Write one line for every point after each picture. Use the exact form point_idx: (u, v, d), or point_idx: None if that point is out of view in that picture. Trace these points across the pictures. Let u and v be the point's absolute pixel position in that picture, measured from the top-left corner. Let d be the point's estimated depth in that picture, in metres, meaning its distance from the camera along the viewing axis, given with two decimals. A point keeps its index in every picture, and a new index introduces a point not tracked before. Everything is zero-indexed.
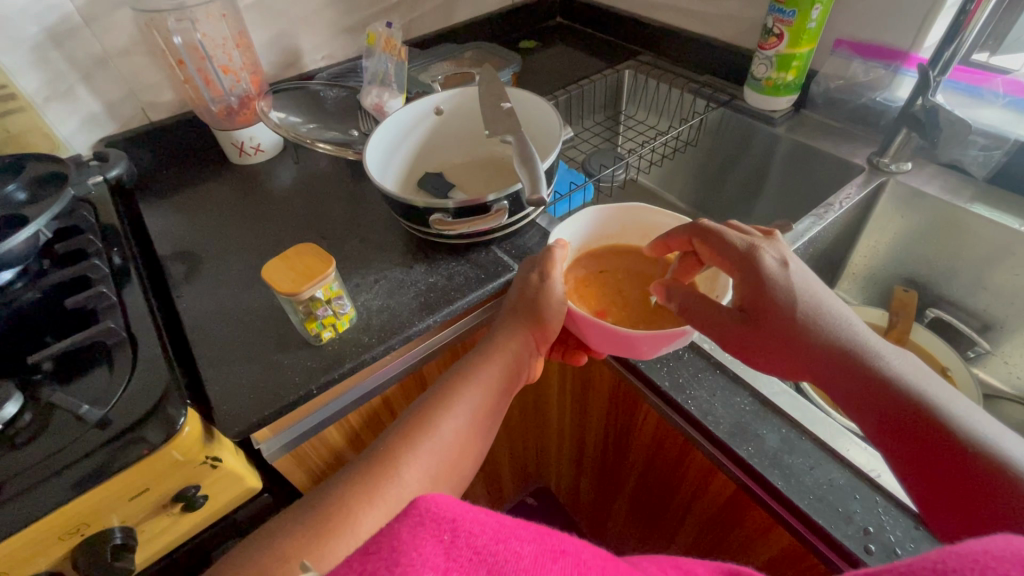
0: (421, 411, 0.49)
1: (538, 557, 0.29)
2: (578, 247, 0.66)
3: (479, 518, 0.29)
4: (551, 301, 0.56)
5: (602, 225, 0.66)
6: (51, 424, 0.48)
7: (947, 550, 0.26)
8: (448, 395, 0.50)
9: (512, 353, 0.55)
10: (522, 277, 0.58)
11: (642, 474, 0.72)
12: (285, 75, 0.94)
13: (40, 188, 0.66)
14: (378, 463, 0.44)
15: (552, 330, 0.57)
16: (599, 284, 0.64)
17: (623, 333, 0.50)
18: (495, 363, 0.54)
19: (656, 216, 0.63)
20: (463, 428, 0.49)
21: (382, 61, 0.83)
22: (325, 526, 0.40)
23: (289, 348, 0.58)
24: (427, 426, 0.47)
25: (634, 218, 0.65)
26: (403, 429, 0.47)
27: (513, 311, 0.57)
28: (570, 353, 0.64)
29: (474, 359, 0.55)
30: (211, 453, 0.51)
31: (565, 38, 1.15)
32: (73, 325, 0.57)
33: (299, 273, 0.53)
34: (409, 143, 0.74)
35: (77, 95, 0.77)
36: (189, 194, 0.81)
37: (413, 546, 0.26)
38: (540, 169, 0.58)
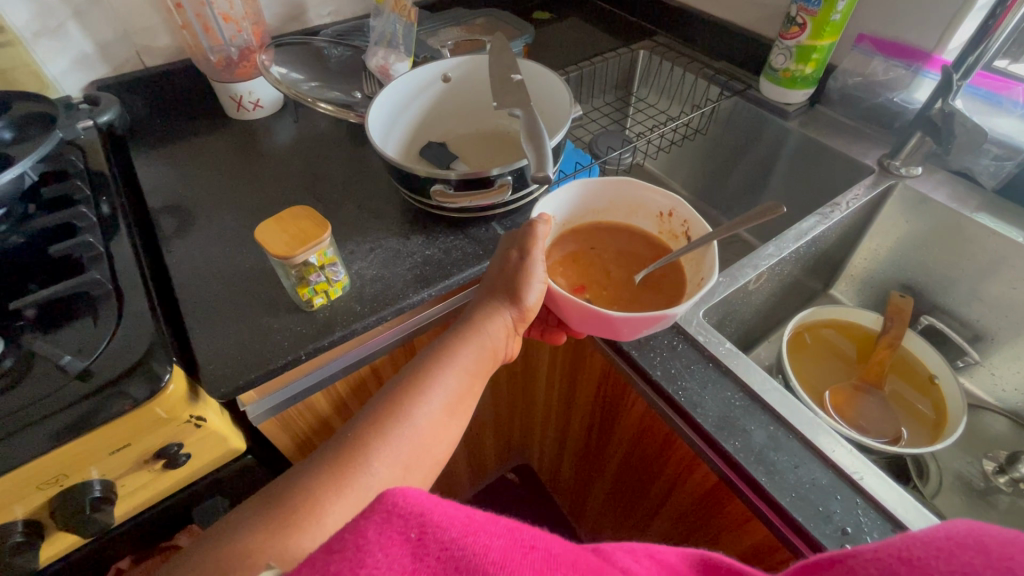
0: (393, 395, 0.48)
1: (508, 552, 0.29)
2: (562, 223, 0.64)
3: (449, 511, 0.29)
4: (530, 278, 0.54)
5: (589, 200, 0.64)
6: (33, 372, 0.48)
7: (910, 537, 0.29)
8: (422, 380, 0.49)
9: (491, 332, 0.54)
10: (503, 252, 0.57)
11: (625, 459, 0.73)
12: (289, 29, 0.90)
13: (28, 128, 0.64)
14: (345, 456, 0.43)
15: (532, 310, 0.56)
16: (584, 261, 0.63)
17: (608, 317, 0.50)
18: (472, 345, 0.53)
19: (645, 193, 0.63)
20: (438, 416, 0.48)
21: (390, 22, 0.81)
22: (289, 525, 0.39)
23: (279, 314, 0.57)
24: (398, 417, 0.46)
25: (621, 194, 0.64)
26: (371, 417, 0.46)
27: (493, 287, 0.56)
28: (548, 331, 0.65)
29: (451, 341, 0.53)
30: (195, 413, 0.51)
31: (581, 11, 1.11)
32: (59, 273, 0.56)
33: (294, 236, 0.52)
34: (414, 109, 0.71)
35: (68, 32, 0.73)
36: (183, 147, 0.78)
37: (378, 546, 0.27)
38: (547, 146, 0.55)
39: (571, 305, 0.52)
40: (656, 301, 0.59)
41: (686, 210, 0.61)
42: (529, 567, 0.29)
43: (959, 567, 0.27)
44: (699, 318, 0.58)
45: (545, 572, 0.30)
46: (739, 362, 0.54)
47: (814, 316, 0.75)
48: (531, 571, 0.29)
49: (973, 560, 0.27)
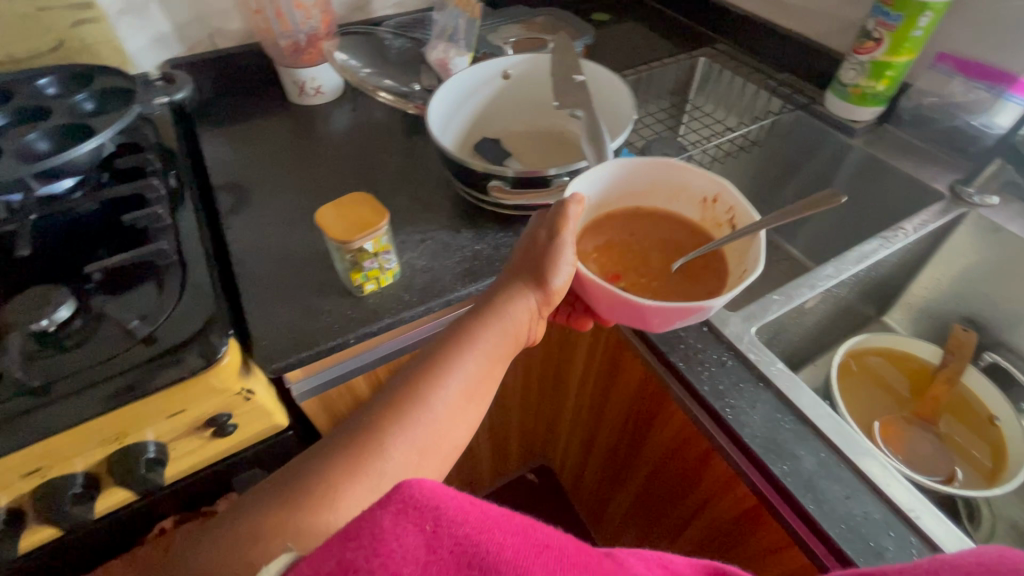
0: (411, 379, 0.48)
1: (521, 549, 0.29)
2: (600, 206, 0.63)
3: (464, 507, 0.29)
4: (557, 262, 0.53)
5: (629, 182, 0.62)
6: (100, 333, 0.50)
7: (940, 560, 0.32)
8: (442, 365, 0.49)
9: (513, 314, 0.54)
10: (530, 232, 0.56)
11: (654, 471, 0.72)
12: (352, 19, 0.90)
13: (108, 101, 0.67)
14: (364, 442, 0.44)
15: (556, 294, 0.55)
16: (621, 247, 0.62)
17: (638, 305, 0.49)
18: (494, 328, 0.53)
19: (688, 176, 0.60)
20: (456, 399, 0.48)
21: (453, 16, 0.82)
22: (308, 510, 0.40)
23: (330, 296, 0.58)
24: (417, 403, 0.46)
25: (663, 177, 0.61)
26: (390, 401, 0.46)
27: (518, 267, 0.55)
28: (576, 316, 0.64)
29: (471, 323, 0.53)
30: (246, 386, 0.53)
31: (641, 15, 1.09)
32: (129, 242, 0.58)
33: (353, 222, 0.53)
34: (472, 105, 0.72)
35: (149, 12, 0.76)
36: (246, 128, 0.81)
37: (393, 536, 0.28)
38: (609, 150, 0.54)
39: (598, 294, 0.51)
40: (695, 291, 0.58)
41: (730, 195, 0.58)
42: (542, 568, 0.29)
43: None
44: (752, 335, 0.55)
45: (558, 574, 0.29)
46: (793, 384, 0.51)
47: (867, 343, 0.71)
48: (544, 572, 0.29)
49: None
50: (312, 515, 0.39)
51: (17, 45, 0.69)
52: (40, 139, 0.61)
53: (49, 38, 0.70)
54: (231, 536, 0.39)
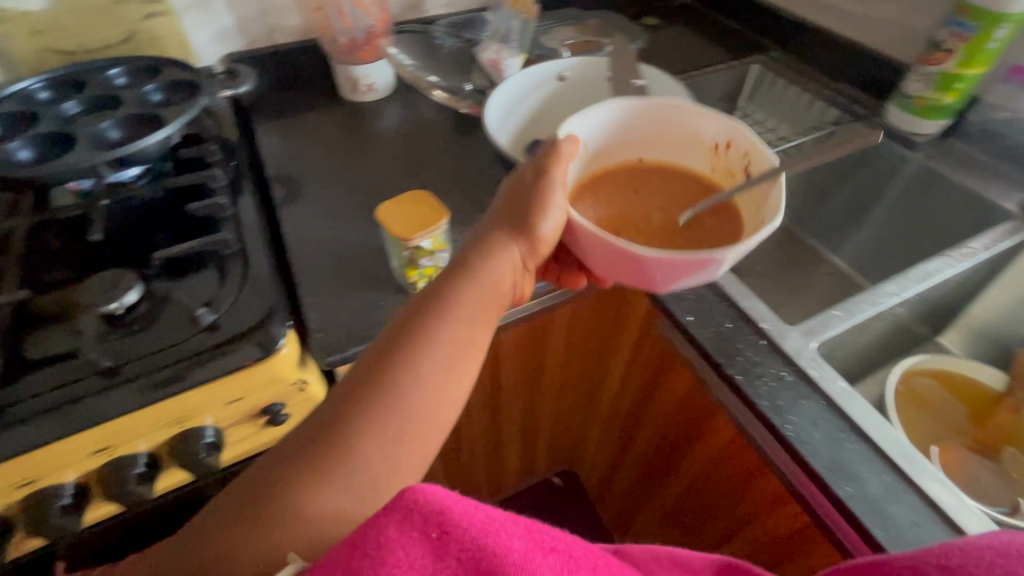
0: (371, 363, 0.41)
1: (529, 550, 0.28)
2: (595, 155, 0.55)
3: (469, 510, 0.28)
4: (542, 210, 0.47)
5: (628, 127, 0.55)
6: (163, 316, 0.52)
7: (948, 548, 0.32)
8: (411, 331, 0.43)
9: (495, 267, 0.48)
10: (518, 171, 0.50)
11: (693, 482, 0.72)
12: (406, 17, 0.90)
13: (174, 93, 0.69)
14: (328, 435, 0.38)
15: (545, 243, 0.49)
16: (620, 200, 0.54)
17: (639, 255, 0.42)
18: (477, 285, 0.46)
19: (694, 118, 0.54)
20: (438, 363, 0.42)
21: (507, 18, 0.83)
22: (270, 530, 0.34)
23: (384, 292, 0.59)
24: (387, 377, 0.40)
25: (667, 121, 0.55)
26: (345, 394, 0.40)
27: (501, 215, 0.50)
28: (568, 277, 0.62)
29: (447, 281, 0.46)
30: (303, 377, 0.53)
31: (691, 19, 1.08)
32: (191, 231, 0.61)
33: (413, 220, 0.53)
34: (526, 106, 0.72)
35: (215, 7, 0.77)
36: (299, 122, 0.82)
37: (399, 544, 0.27)
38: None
39: (597, 248, 0.44)
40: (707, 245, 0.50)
41: (746, 140, 0.51)
42: (550, 569, 0.28)
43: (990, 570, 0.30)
44: (812, 351, 0.54)
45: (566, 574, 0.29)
46: (855, 403, 0.50)
47: (938, 363, 0.69)
48: (552, 573, 0.28)
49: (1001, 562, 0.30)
50: (277, 536, 0.34)
51: (92, 36, 0.72)
52: (112, 128, 0.63)
53: (121, 30, 0.73)
54: (193, 570, 0.35)
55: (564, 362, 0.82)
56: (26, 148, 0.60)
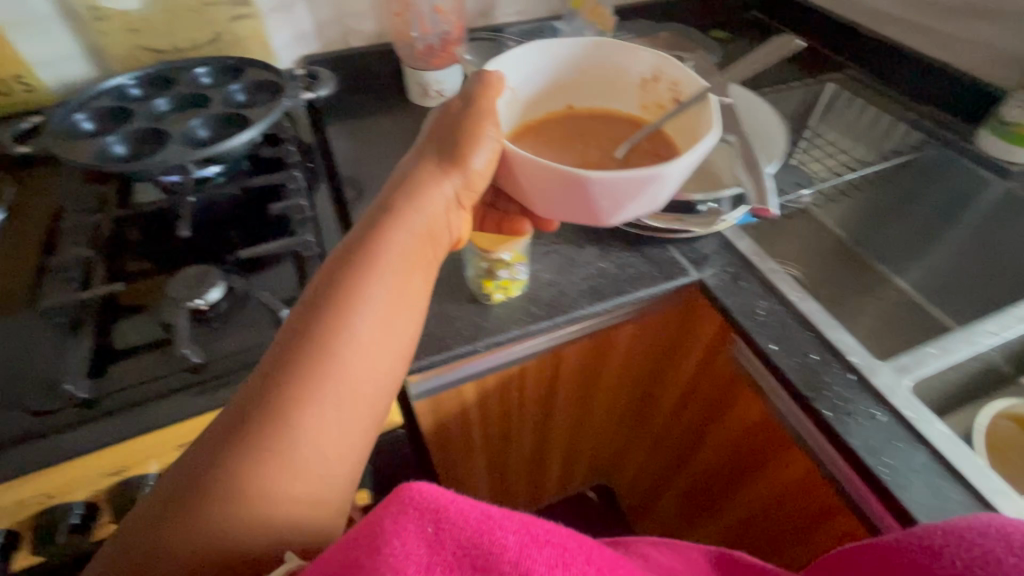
0: (304, 320, 0.38)
1: (525, 547, 0.29)
2: (533, 106, 0.59)
3: (463, 508, 0.29)
4: (474, 142, 0.47)
5: (558, 76, 0.59)
6: (244, 309, 0.55)
7: (936, 530, 0.34)
8: (353, 278, 0.40)
9: (431, 208, 0.46)
10: (444, 106, 0.51)
11: (756, 510, 0.72)
12: (475, 24, 0.90)
13: (257, 93, 0.70)
14: (269, 403, 0.35)
15: (479, 178, 0.48)
16: (564, 140, 0.58)
17: (586, 177, 0.44)
18: (417, 226, 0.45)
19: (614, 60, 0.58)
20: (384, 302, 0.40)
21: (579, 27, 0.82)
22: (215, 523, 0.31)
23: (458, 301, 0.58)
24: (333, 327, 0.38)
25: (595, 65, 0.59)
26: (280, 353, 0.37)
27: (428, 155, 0.49)
28: (508, 221, 0.56)
29: (392, 228, 0.43)
30: None
31: (760, 34, 1.05)
32: (269, 230, 0.62)
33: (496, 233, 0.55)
34: None
35: (296, 10, 0.79)
36: (363, 124, 0.80)
37: (394, 537, 0.27)
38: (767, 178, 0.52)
39: (541, 171, 0.46)
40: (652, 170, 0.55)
41: (673, 71, 0.55)
42: (544, 564, 0.29)
43: (978, 553, 0.31)
44: (907, 391, 0.51)
45: (560, 569, 0.29)
46: (956, 450, 0.47)
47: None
48: (546, 568, 0.29)
49: (994, 548, 0.31)
50: (230, 526, 0.31)
51: (182, 36, 0.74)
52: (201, 126, 0.65)
53: (209, 31, 0.75)
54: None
55: (622, 379, 0.80)
56: (120, 143, 0.62)
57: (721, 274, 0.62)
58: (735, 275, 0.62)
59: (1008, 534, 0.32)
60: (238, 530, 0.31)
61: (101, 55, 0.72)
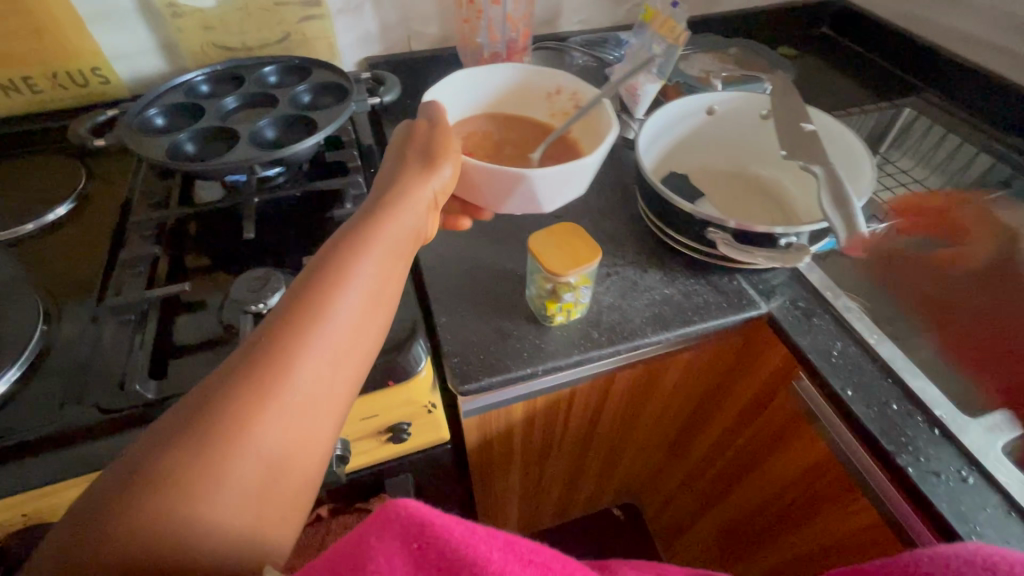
0: (304, 284, 0.37)
1: (511, 563, 0.28)
2: (458, 116, 0.69)
3: (449, 523, 0.27)
4: (446, 149, 0.52)
5: (482, 92, 0.70)
6: None
7: (921, 556, 0.33)
8: (333, 267, 0.39)
9: (415, 207, 0.46)
10: (408, 126, 0.55)
11: (809, 556, 0.68)
12: (539, 32, 0.89)
13: (322, 95, 0.71)
14: (229, 394, 0.32)
15: (449, 182, 0.51)
16: (493, 144, 0.67)
17: (524, 173, 0.54)
18: (402, 223, 0.44)
19: (530, 77, 0.69)
20: (364, 290, 0.39)
21: (649, 42, 0.78)
22: (155, 526, 0.27)
23: (518, 320, 0.57)
24: (308, 315, 0.36)
25: (519, 83, 0.70)
26: (278, 315, 0.36)
27: (405, 160, 0.51)
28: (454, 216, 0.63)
29: (373, 224, 0.43)
30: (433, 399, 0.53)
31: (831, 53, 1.00)
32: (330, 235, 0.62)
33: (564, 254, 0.52)
34: (669, 138, 0.68)
35: (364, 12, 0.79)
36: None
37: (377, 556, 0.26)
38: (864, 220, 0.49)
39: (485, 170, 0.55)
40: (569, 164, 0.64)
41: (570, 83, 0.67)
42: None
43: None
44: (999, 453, 0.48)
45: None
46: None
47: None
48: None
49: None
50: (174, 527, 0.27)
51: (253, 35, 0.75)
52: (268, 127, 0.65)
53: (279, 30, 0.75)
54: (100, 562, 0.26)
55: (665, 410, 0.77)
56: (191, 141, 0.63)
57: (794, 309, 0.59)
58: (808, 311, 0.59)
59: (996, 563, 0.31)
60: (181, 530, 0.27)
61: (175, 51, 0.74)
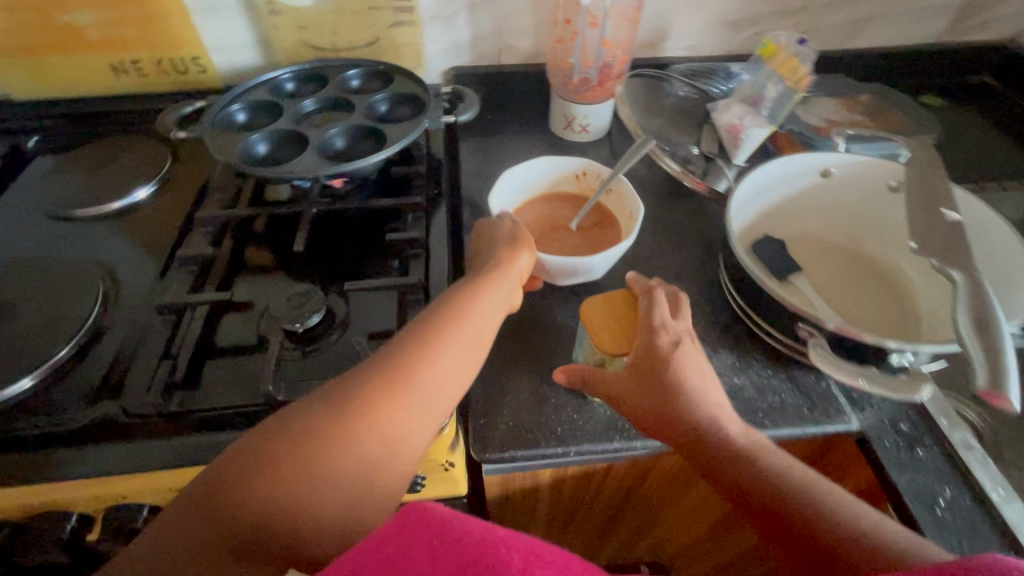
0: (400, 342, 0.42)
1: (530, 565, 0.25)
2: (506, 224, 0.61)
3: (468, 523, 0.27)
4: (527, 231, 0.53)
5: (513, 186, 0.63)
6: (336, 344, 0.52)
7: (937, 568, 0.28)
8: (427, 330, 0.43)
9: (502, 289, 0.48)
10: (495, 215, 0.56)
11: None
12: (639, 56, 0.81)
13: (399, 107, 0.68)
14: (296, 441, 0.36)
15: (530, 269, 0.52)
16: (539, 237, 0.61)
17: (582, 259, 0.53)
18: (491, 294, 0.47)
19: (552, 162, 0.63)
20: (438, 369, 0.41)
21: (763, 80, 0.69)
22: (245, 514, 0.33)
23: (559, 386, 0.51)
24: (386, 382, 0.39)
25: (541, 169, 0.64)
26: (374, 362, 0.41)
27: (497, 236, 0.53)
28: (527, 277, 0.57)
29: (459, 300, 0.46)
30: (451, 460, 0.49)
31: (991, 111, 0.84)
32: (379, 257, 0.60)
33: (616, 326, 0.48)
34: (770, 197, 0.59)
35: (457, 21, 0.75)
36: (496, 148, 0.76)
37: (398, 553, 0.26)
38: (1013, 347, 0.38)
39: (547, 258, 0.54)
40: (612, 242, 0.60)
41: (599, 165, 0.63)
42: None
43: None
44: None
45: None
46: None
47: None
48: None
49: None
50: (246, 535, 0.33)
51: (344, 37, 0.74)
52: (338, 135, 0.64)
53: (369, 34, 0.74)
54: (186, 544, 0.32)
55: (707, 505, 0.67)
56: (263, 142, 0.63)
57: (894, 434, 0.48)
58: (912, 440, 0.47)
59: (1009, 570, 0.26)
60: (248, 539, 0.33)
61: (270, 47, 0.74)
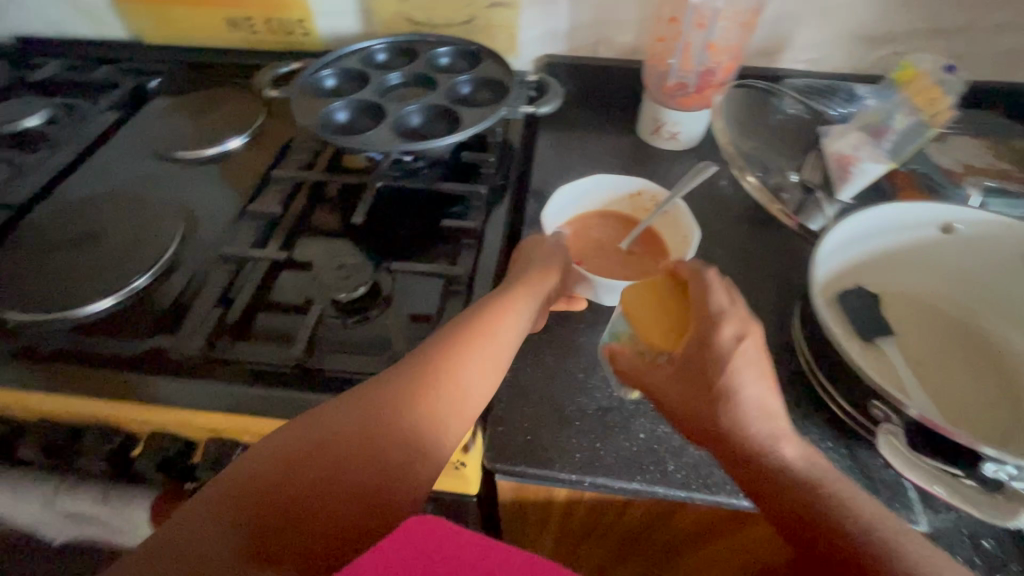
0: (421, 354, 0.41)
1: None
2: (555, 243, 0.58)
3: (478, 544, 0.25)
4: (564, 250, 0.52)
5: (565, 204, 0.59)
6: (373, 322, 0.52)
7: None
8: (453, 341, 0.42)
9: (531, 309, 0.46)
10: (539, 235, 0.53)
11: None
12: (751, 64, 0.73)
13: (481, 91, 0.67)
14: (309, 446, 0.35)
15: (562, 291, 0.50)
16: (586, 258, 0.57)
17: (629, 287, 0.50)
18: (523, 310, 0.45)
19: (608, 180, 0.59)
20: (459, 386, 0.40)
21: (892, 107, 0.60)
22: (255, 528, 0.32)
23: (587, 410, 0.48)
24: (404, 393, 0.39)
25: (596, 186, 0.60)
26: (393, 372, 0.40)
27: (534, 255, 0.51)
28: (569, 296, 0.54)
29: (488, 315, 0.44)
30: (463, 460, 0.48)
31: None
32: (432, 242, 0.59)
33: (661, 318, 0.43)
34: (874, 246, 0.52)
35: (556, 8, 0.72)
36: (574, 146, 0.72)
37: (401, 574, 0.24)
38: None
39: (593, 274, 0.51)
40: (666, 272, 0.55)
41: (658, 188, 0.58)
42: None
43: None
44: None
45: None
46: None
47: None
48: None
49: None
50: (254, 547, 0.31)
51: (441, 13, 0.73)
52: (415, 113, 0.64)
53: (466, 13, 0.72)
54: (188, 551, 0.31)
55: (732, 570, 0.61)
56: (344, 110, 0.64)
57: (971, 551, 0.40)
58: (992, 564, 0.40)
59: None
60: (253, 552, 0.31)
61: (369, 16, 0.75)
